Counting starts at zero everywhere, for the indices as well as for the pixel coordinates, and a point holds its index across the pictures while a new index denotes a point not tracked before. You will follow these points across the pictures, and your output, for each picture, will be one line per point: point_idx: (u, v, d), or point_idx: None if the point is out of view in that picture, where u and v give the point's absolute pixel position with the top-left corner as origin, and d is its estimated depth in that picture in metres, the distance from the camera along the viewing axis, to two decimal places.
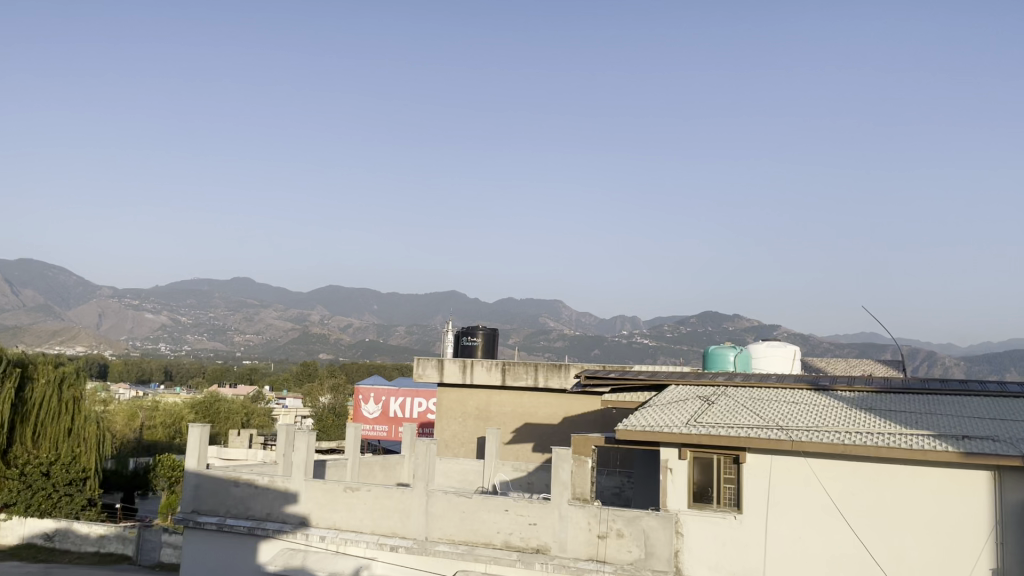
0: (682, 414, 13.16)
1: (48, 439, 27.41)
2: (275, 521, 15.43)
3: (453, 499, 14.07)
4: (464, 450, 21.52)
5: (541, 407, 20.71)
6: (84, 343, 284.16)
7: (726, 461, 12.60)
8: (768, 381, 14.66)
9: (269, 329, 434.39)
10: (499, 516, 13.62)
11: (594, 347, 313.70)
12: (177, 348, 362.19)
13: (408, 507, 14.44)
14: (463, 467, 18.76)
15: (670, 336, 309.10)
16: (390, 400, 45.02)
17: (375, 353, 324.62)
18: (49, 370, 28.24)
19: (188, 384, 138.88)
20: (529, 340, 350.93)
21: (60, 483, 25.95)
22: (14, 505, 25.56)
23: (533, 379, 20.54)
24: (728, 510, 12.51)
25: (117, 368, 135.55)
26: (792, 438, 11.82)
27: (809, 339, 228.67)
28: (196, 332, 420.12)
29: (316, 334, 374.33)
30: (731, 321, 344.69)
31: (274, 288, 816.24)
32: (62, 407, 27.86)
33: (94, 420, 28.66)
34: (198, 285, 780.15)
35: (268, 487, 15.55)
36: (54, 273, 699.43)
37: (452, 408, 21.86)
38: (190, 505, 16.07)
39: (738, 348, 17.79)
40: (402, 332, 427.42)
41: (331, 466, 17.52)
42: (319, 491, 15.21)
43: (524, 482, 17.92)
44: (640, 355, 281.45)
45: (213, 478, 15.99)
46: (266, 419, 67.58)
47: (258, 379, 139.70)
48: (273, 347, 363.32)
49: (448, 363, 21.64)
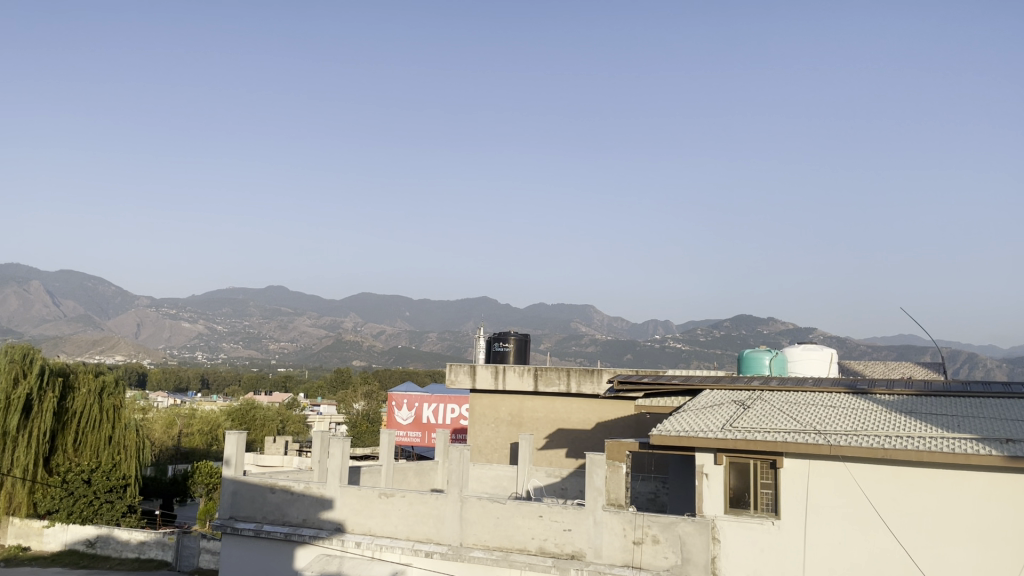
0: (717, 420, 13.01)
1: (89, 447, 27.89)
2: (311, 527, 15.53)
3: (488, 504, 14.05)
4: (497, 455, 21.53)
5: (574, 413, 20.66)
6: (124, 353, 289.77)
7: (762, 465, 12.46)
8: (803, 384, 14.46)
9: (303, 337, 438.91)
10: (534, 522, 13.58)
11: (626, 352, 312.72)
12: (214, 357, 366.82)
13: (443, 513, 14.46)
14: (496, 473, 18.80)
15: (704, 341, 306.25)
16: (423, 407, 45.18)
17: (408, 360, 325.79)
18: (90, 379, 28.74)
19: (225, 392, 140.46)
20: (560, 346, 350.90)
21: (102, 491, 26.43)
22: (57, 512, 26.11)
23: (565, 385, 20.56)
24: (765, 515, 12.35)
25: (155, 377, 137.67)
26: (830, 442, 11.66)
27: (846, 342, 224.80)
28: (232, 340, 425.24)
29: (349, 341, 377.50)
30: (764, 325, 341.81)
31: (307, 297, 824.34)
32: (102, 416, 28.37)
33: (133, 428, 29.13)
34: (233, 295, 791.11)
35: (305, 493, 15.69)
36: (93, 283, 713.59)
37: (484, 414, 21.90)
38: (228, 512, 16.26)
39: (773, 351, 17.59)
40: (434, 338, 429.96)
41: (365, 472, 17.61)
42: (354, 497, 15.29)
43: (558, 487, 17.86)
44: (673, 359, 279.15)
45: (250, 484, 16.16)
46: (301, 426, 68.21)
47: (293, 387, 140.89)
48: (307, 355, 366.37)
49: (479, 369, 21.63)
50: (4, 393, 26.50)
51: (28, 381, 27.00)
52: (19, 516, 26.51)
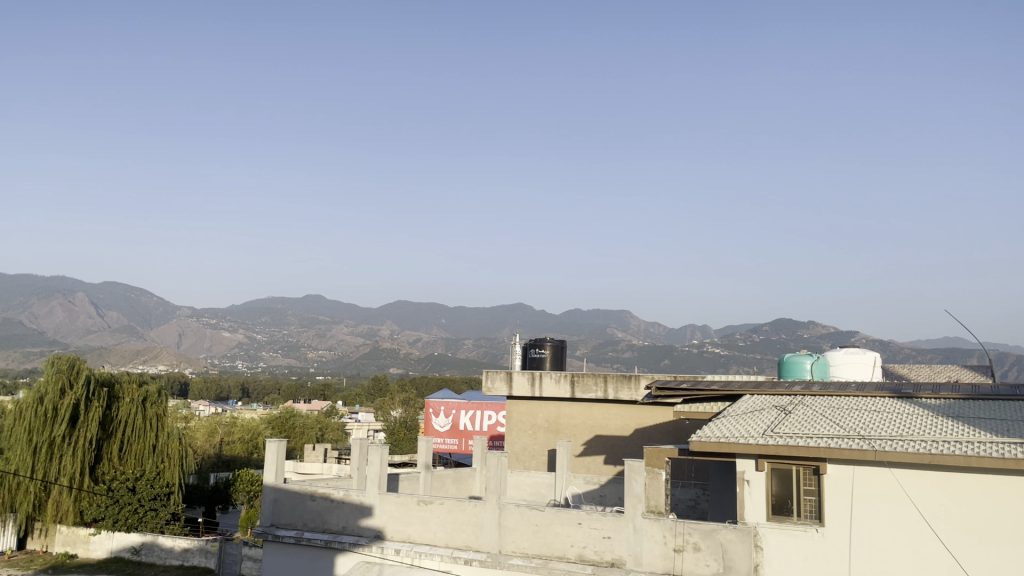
0: (758, 425, 12.85)
1: (134, 455, 28.37)
2: (351, 534, 15.62)
3: (526, 512, 14.01)
4: (535, 462, 21.49)
5: (612, 419, 20.54)
6: (167, 362, 295.48)
7: (805, 472, 12.24)
8: (846, 389, 14.21)
9: (340, 345, 442.40)
10: (573, 529, 13.50)
11: (664, 357, 310.57)
12: (254, 366, 371.45)
13: (482, 521, 14.43)
14: (535, 480, 18.76)
15: (743, 345, 302.92)
16: (460, 414, 45.28)
17: (445, 367, 326.88)
18: (134, 389, 29.22)
19: (264, 401, 142.01)
20: (596, 352, 349.62)
21: (146, 498, 26.80)
22: (103, 520, 26.57)
23: (603, 391, 20.40)
24: (809, 523, 12.15)
25: (197, 386, 139.90)
26: (875, 448, 11.44)
27: (889, 345, 221.09)
28: (271, 349, 430.31)
29: (386, 349, 380.20)
30: (804, 329, 336.77)
31: (344, 306, 831.51)
32: (146, 424, 28.83)
33: (176, 436, 29.50)
34: (272, 305, 800.78)
35: (344, 501, 15.77)
36: (136, 294, 727.60)
37: (522, 421, 21.84)
38: (269, 518, 16.42)
39: (815, 356, 17.30)
40: (470, 344, 431.33)
41: (404, 479, 17.66)
42: (393, 504, 15.35)
43: (596, 495, 17.75)
44: (712, 365, 276.58)
45: (290, 492, 16.30)
46: (340, 433, 68.70)
47: (330, 395, 142.03)
48: (345, 363, 369.13)
49: (516, 376, 21.63)
50: (51, 403, 27.15)
51: (74, 393, 27.63)
52: (67, 524, 26.99)
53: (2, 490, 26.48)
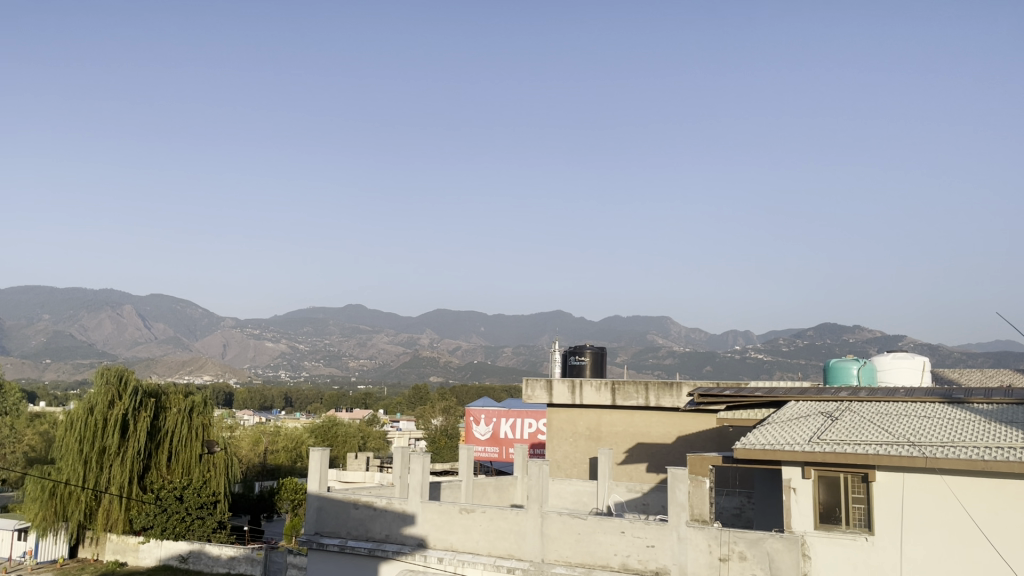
0: (804, 432, 12.64)
1: (181, 464, 28.88)
2: (394, 542, 15.66)
3: (569, 520, 13.94)
4: (576, 470, 21.38)
5: (654, 427, 20.37)
6: (212, 372, 300.80)
7: (853, 480, 12.00)
8: (894, 394, 13.93)
9: (381, 354, 445.76)
10: (615, 538, 13.42)
11: (705, 364, 307.77)
12: (297, 376, 376.13)
13: (524, 528, 14.40)
14: (576, 488, 18.69)
15: (787, 350, 298.79)
16: (501, 422, 45.27)
17: (485, 375, 327.43)
18: (180, 399, 29.74)
19: (307, 410, 143.60)
20: (637, 359, 347.23)
21: (193, 507, 27.19)
22: (152, 528, 27.02)
23: (644, 399, 20.31)
24: (859, 531, 11.91)
25: (241, 396, 142.01)
26: (925, 454, 11.19)
27: (938, 349, 216.60)
28: (313, 359, 435.13)
29: (427, 358, 382.48)
30: (850, 333, 330.92)
31: (384, 314, 837.61)
32: (192, 434, 29.28)
33: (222, 446, 29.95)
34: (313, 314, 810.27)
35: (387, 509, 15.85)
36: (181, 306, 740.83)
37: (563, 429, 21.75)
38: (313, 527, 16.58)
39: (862, 360, 16.99)
40: (510, 352, 431.59)
41: (446, 487, 17.70)
42: (435, 512, 15.37)
43: (639, 503, 17.59)
44: (755, 371, 273.61)
45: (334, 500, 16.42)
46: (382, 442, 69.14)
47: (372, 403, 143.17)
48: (386, 372, 371.85)
49: (556, 384, 21.58)
50: (101, 414, 27.80)
51: (122, 403, 28.25)
52: (116, 532, 27.47)
53: (55, 498, 27.05)
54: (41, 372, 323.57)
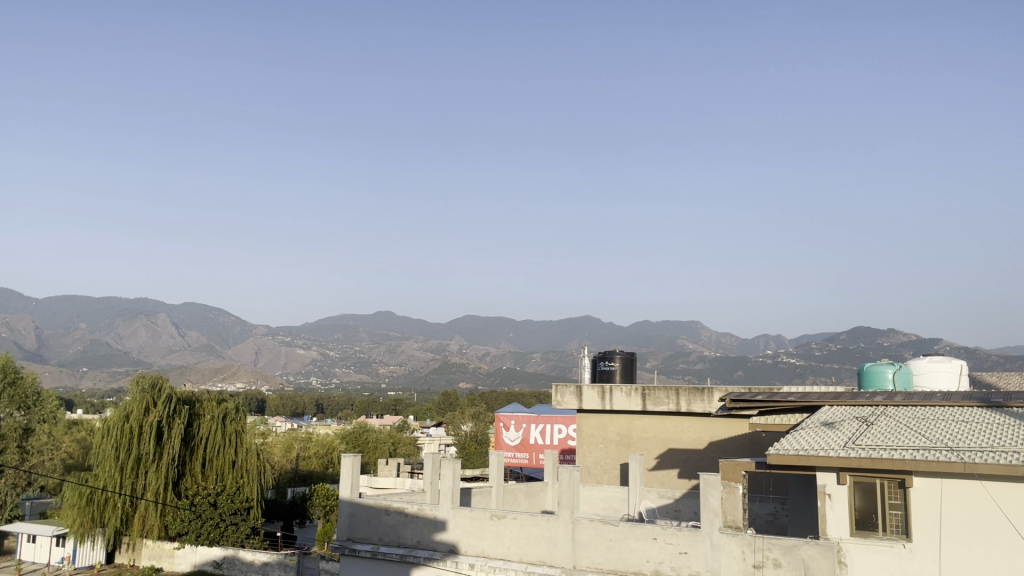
0: (839, 437, 12.47)
1: (215, 471, 29.16)
2: (425, 549, 15.69)
3: (600, 527, 13.88)
4: (607, 476, 21.32)
5: (684, 433, 20.24)
6: (245, 379, 304.23)
7: (890, 486, 11.82)
8: (931, 399, 13.69)
9: (410, 360, 447.63)
10: (648, 545, 13.33)
11: (737, 369, 305.12)
12: (328, 383, 379.14)
13: (555, 535, 14.36)
14: (608, 494, 18.61)
15: (821, 355, 295.38)
16: (530, 428, 45.21)
17: (514, 381, 327.32)
18: (214, 406, 30.04)
19: (338, 416, 144.50)
20: (667, 364, 345.15)
21: (227, 513, 27.40)
22: (186, 534, 27.33)
23: (675, 404, 20.14)
24: (895, 538, 11.73)
25: (273, 403, 143.40)
26: (964, 460, 10.96)
27: (976, 352, 212.94)
28: (344, 366, 438.07)
29: (457, 364, 383.05)
30: (885, 337, 326.23)
31: (414, 321, 841.05)
32: (226, 441, 29.59)
33: (254, 452, 30.19)
34: (344, 321, 816.61)
35: (418, 515, 15.89)
36: (214, 314, 750.11)
37: (593, 434, 21.66)
38: (346, 533, 16.67)
39: (897, 364, 16.75)
40: (539, 358, 431.42)
41: (476, 493, 17.73)
42: (466, 519, 15.38)
43: (671, 509, 17.45)
44: (787, 376, 270.76)
45: (366, 506, 16.52)
46: (412, 448, 69.31)
47: (403, 410, 143.70)
48: (415, 378, 373.12)
49: (586, 390, 21.50)
50: (137, 421, 28.23)
51: (157, 410, 28.63)
52: (152, 538, 27.85)
53: (92, 505, 27.43)
54: (79, 380, 329.43)
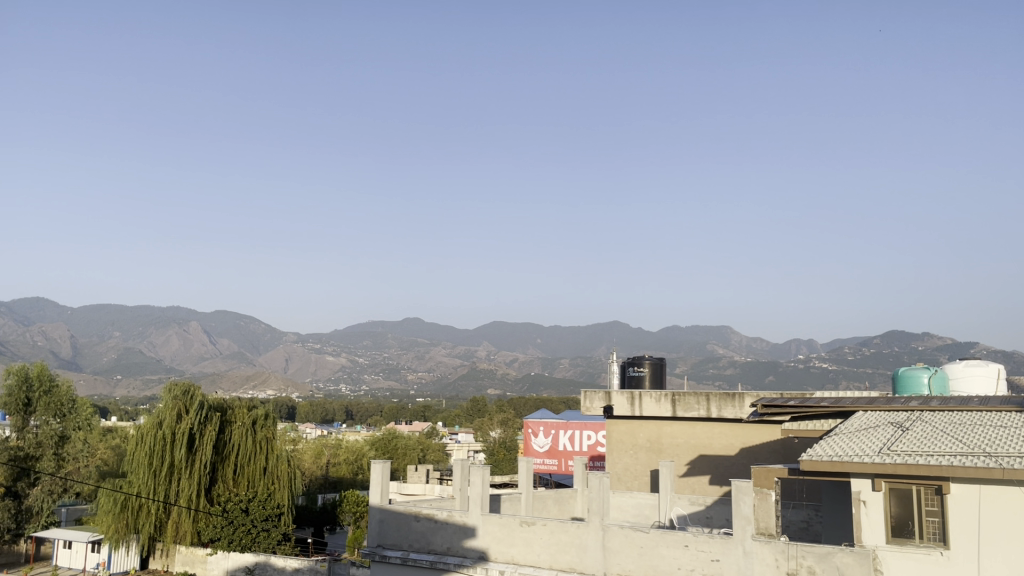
0: (874, 442, 12.28)
1: (246, 477, 29.39)
2: (455, 556, 15.68)
3: (631, 534, 13.78)
4: (637, 483, 21.15)
5: (715, 438, 20.06)
6: (275, 387, 306.74)
7: (926, 491, 11.61)
8: (968, 403, 13.43)
9: (439, 367, 448.69)
10: (679, 552, 13.21)
11: (768, 374, 301.98)
12: (358, 389, 381.34)
13: (585, 542, 14.28)
14: (638, 501, 18.50)
15: (853, 359, 291.81)
16: (559, 434, 45.05)
17: (542, 387, 327.00)
18: (244, 413, 30.36)
19: (367, 422, 145.16)
20: (697, 369, 342.80)
21: (258, 519, 27.58)
22: (219, 540, 27.52)
23: (705, 410, 20.00)
24: (933, 545, 11.50)
25: (303, 409, 144.41)
26: (1003, 466, 10.74)
27: (1013, 356, 208.64)
28: (373, 372, 440.18)
29: (485, 370, 383.32)
30: (919, 340, 321.54)
31: (441, 328, 843.32)
32: (257, 447, 29.85)
33: (285, 458, 30.42)
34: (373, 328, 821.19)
35: (448, 522, 15.89)
36: (245, 322, 758.16)
37: (622, 441, 21.55)
38: (376, 539, 16.72)
39: (932, 369, 16.56)
40: (567, 364, 430.55)
41: (506, 500, 17.68)
42: (495, 525, 15.34)
43: (702, 516, 17.31)
44: (819, 381, 267.56)
45: (396, 513, 16.54)
46: (440, 454, 69.46)
47: (431, 416, 144.00)
48: (444, 385, 373.92)
49: (615, 395, 21.38)
50: (170, 428, 28.57)
51: (189, 417, 28.95)
52: (185, 544, 28.11)
53: (126, 511, 27.81)
54: (113, 388, 334.07)
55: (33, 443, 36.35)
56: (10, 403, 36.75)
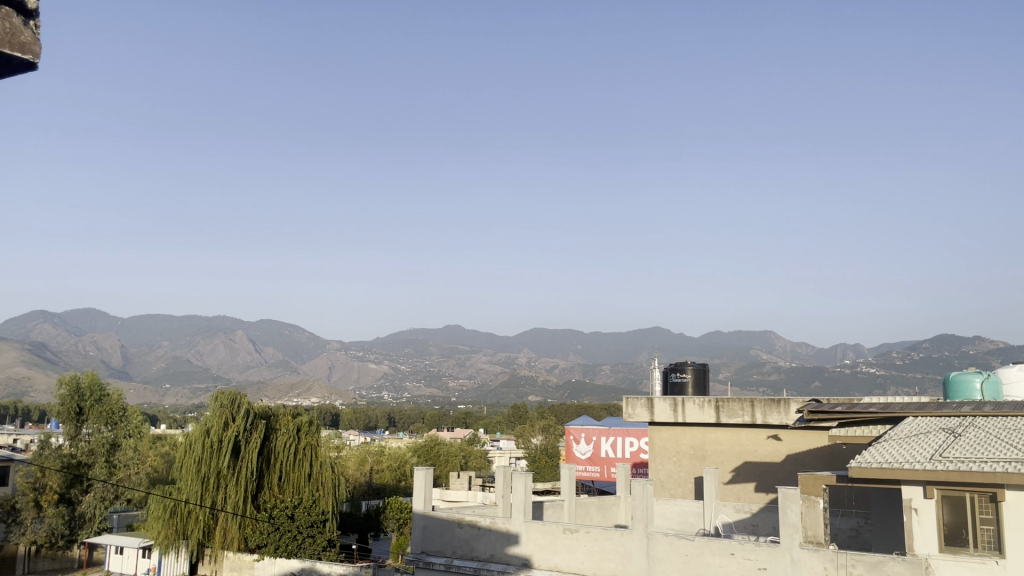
0: (925, 449, 12.02)
1: (292, 484, 29.76)
2: (499, 563, 15.68)
3: (675, 542, 13.66)
4: (682, 490, 20.97)
5: (761, 445, 19.81)
6: (320, 394, 309.69)
7: (980, 499, 11.33)
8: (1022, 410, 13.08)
9: (480, 374, 449.52)
10: (725, 560, 13.05)
11: (813, 380, 297.30)
12: (400, 397, 383.72)
13: (629, 550, 14.18)
14: (682, 509, 18.33)
15: (902, 364, 285.89)
16: (601, 440, 44.88)
17: (584, 394, 325.79)
18: (289, 420, 30.73)
19: (410, 430, 145.80)
20: (741, 375, 338.76)
21: (304, 526, 27.81)
22: (266, 545, 27.79)
23: (750, 416, 19.69)
24: (988, 554, 11.20)
25: (347, 416, 145.63)
26: None
27: None
28: (414, 379, 442.79)
29: (526, 377, 383.11)
30: (970, 345, 314.14)
31: (483, 336, 845.07)
32: (301, 454, 30.19)
33: (329, 465, 30.66)
34: (414, 336, 826.19)
35: (490, 529, 15.93)
36: (288, 331, 767.91)
37: (666, 448, 21.36)
38: (419, 546, 16.79)
39: (985, 374, 16.10)
40: (609, 370, 428.47)
41: (548, 507, 17.69)
42: (539, 532, 15.33)
43: (748, 524, 17.14)
44: (868, 387, 262.64)
45: (439, 519, 16.63)
46: (482, 461, 69.54)
47: (473, 422, 144.24)
48: (485, 391, 374.45)
49: (658, 402, 21.19)
50: (217, 435, 29.08)
51: (236, 424, 29.45)
52: (233, 550, 28.37)
53: (175, 517, 28.32)
54: (162, 397, 340.69)
55: (84, 451, 37.22)
56: (62, 412, 37.37)
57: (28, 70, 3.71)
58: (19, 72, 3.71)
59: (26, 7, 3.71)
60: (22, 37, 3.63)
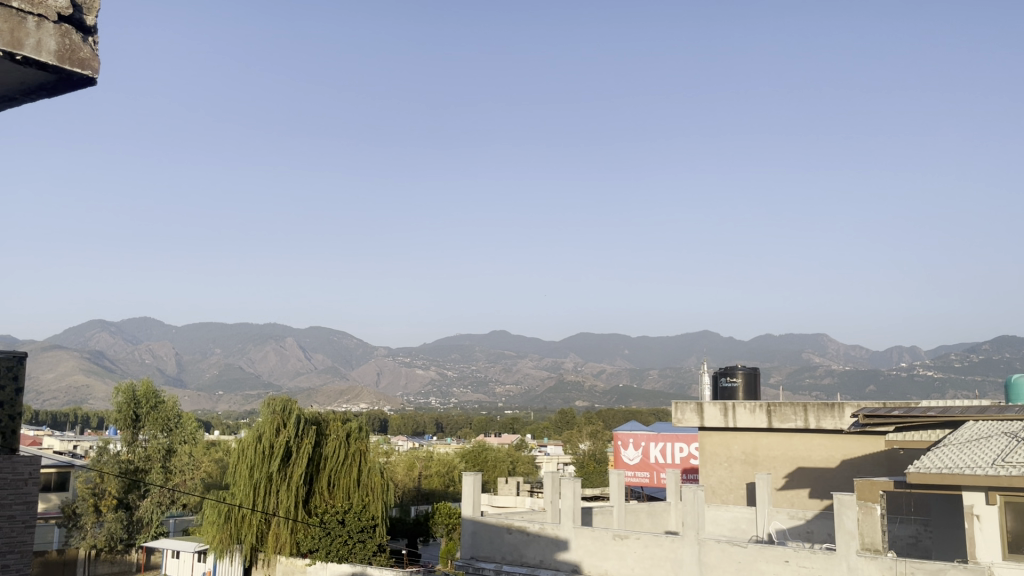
0: (986, 453, 11.65)
1: (341, 489, 29.98)
2: (548, 568, 15.63)
3: (728, 548, 13.46)
4: (733, 496, 20.71)
5: (814, 450, 19.43)
6: (369, 400, 312.54)
7: None
8: None
9: (526, 379, 449.43)
10: (780, 567, 12.83)
11: (868, 384, 290.88)
12: (447, 402, 385.71)
13: (680, 556, 14.03)
14: (734, 515, 18.10)
15: (961, 367, 278.08)
16: (650, 446, 44.44)
17: (632, 400, 323.43)
18: (338, 426, 31.12)
19: (457, 434, 146.20)
20: (793, 379, 332.92)
21: (354, 531, 28.07)
22: (317, 550, 28.04)
23: (803, 421, 19.35)
24: None
25: (396, 422, 146.52)
26: None
27: None
28: (461, 385, 444.42)
29: (573, 382, 382.14)
30: None
31: (529, 342, 844.56)
32: (350, 459, 30.42)
33: (378, 470, 30.82)
34: (461, 342, 829.89)
35: (540, 534, 15.88)
36: (338, 338, 776.83)
37: (716, 453, 21.09)
38: (469, 552, 16.82)
39: None
40: (657, 375, 424.58)
41: (598, 513, 17.48)
42: (588, 538, 15.20)
43: (803, 530, 16.79)
44: (925, 391, 256.19)
45: (487, 525, 16.64)
46: (531, 466, 69.30)
47: (521, 428, 144.23)
48: (532, 396, 374.06)
49: (707, 407, 20.91)
50: (269, 441, 29.66)
51: (286, 431, 29.91)
52: (285, 554, 28.57)
53: (229, 522, 28.92)
54: (216, 403, 348.09)
55: (141, 456, 38.08)
56: (119, 419, 38.00)
57: (86, 85, 3.79)
58: (77, 86, 3.77)
59: (83, 22, 3.75)
60: (81, 54, 3.71)
